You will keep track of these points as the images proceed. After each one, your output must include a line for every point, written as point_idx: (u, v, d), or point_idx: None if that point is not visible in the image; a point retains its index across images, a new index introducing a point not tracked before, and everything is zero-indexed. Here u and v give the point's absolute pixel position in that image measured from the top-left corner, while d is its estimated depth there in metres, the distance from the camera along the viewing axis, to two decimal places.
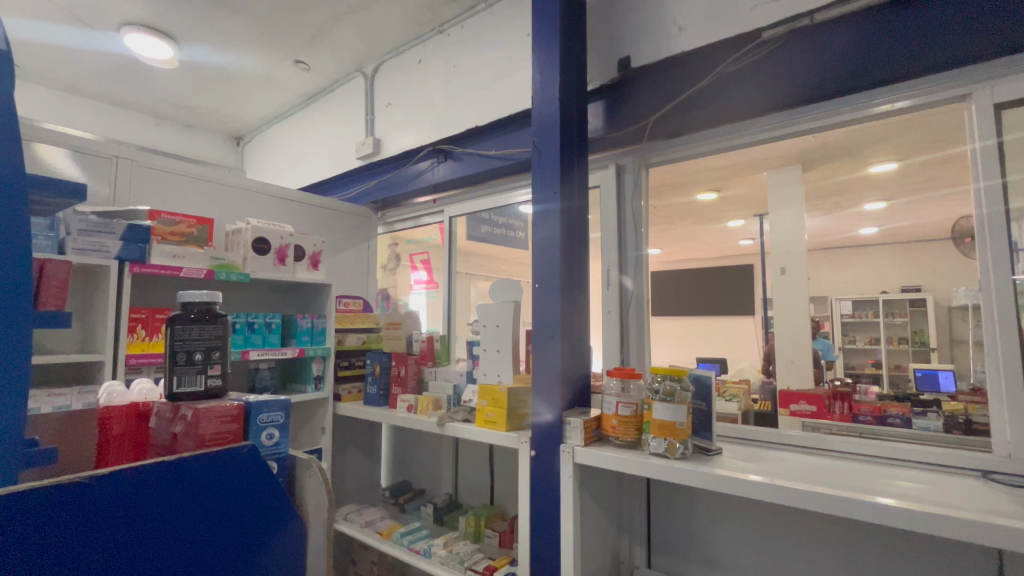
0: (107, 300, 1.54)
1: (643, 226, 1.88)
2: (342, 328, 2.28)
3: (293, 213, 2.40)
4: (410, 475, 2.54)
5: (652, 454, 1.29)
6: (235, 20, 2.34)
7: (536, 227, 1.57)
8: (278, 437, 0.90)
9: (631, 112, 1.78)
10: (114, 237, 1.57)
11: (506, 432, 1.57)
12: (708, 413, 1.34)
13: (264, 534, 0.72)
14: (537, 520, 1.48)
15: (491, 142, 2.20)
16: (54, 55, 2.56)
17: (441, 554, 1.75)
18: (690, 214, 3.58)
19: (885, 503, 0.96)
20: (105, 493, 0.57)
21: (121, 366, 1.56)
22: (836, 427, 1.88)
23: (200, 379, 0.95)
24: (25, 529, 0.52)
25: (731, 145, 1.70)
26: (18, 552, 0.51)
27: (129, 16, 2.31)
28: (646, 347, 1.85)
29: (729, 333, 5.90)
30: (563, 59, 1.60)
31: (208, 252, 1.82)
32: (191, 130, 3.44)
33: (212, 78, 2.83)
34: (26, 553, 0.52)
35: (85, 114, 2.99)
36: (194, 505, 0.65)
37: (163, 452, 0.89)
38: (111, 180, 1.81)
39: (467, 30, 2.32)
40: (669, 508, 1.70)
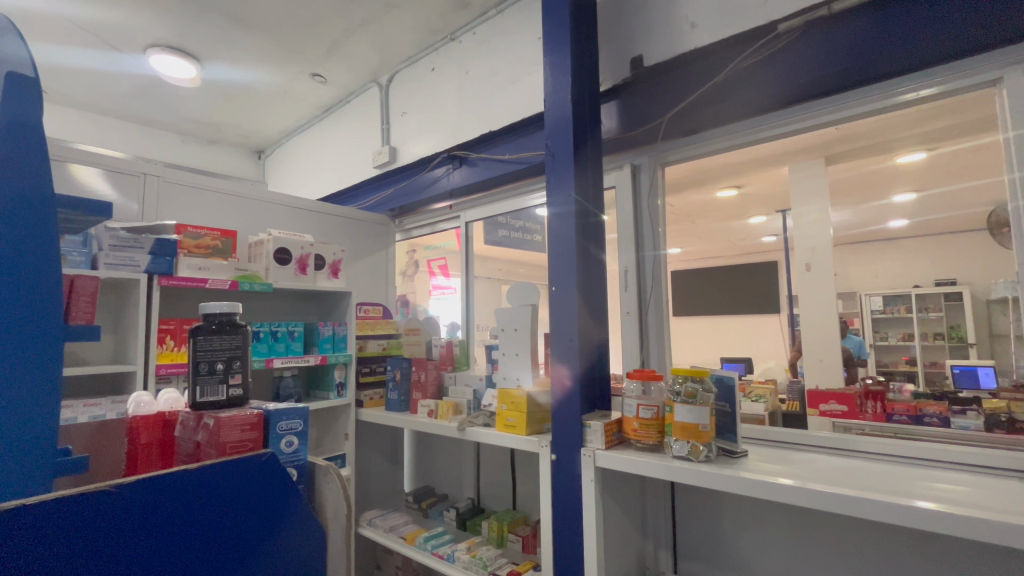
0: (138, 312, 1.60)
1: (661, 225, 1.86)
2: (363, 335, 2.31)
3: (314, 223, 2.45)
4: (432, 480, 2.55)
5: (676, 457, 1.27)
6: (254, 37, 2.41)
7: (551, 230, 1.56)
8: (297, 445, 0.91)
9: (645, 111, 1.76)
10: (143, 252, 1.62)
11: (526, 436, 1.57)
12: (732, 415, 1.32)
13: (278, 538, 0.72)
14: (560, 525, 1.47)
15: (504, 146, 2.21)
16: (85, 78, 2.67)
17: (464, 559, 1.75)
18: (710, 211, 3.52)
19: (924, 507, 0.92)
20: (123, 501, 0.58)
21: (151, 376, 1.62)
22: (870, 428, 1.82)
23: (222, 389, 0.97)
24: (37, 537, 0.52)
25: (749, 139, 1.67)
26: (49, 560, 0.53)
27: (154, 38, 2.40)
28: (667, 348, 1.82)
29: (753, 333, 5.76)
30: (574, 60, 1.59)
31: (232, 263, 1.87)
32: (215, 146, 3.55)
33: (233, 95, 2.91)
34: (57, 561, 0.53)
35: (115, 134, 3.12)
36: (209, 511, 0.66)
37: (188, 461, 0.91)
38: (139, 196, 1.88)
39: (478, 37, 2.34)
40: (695, 511, 1.67)
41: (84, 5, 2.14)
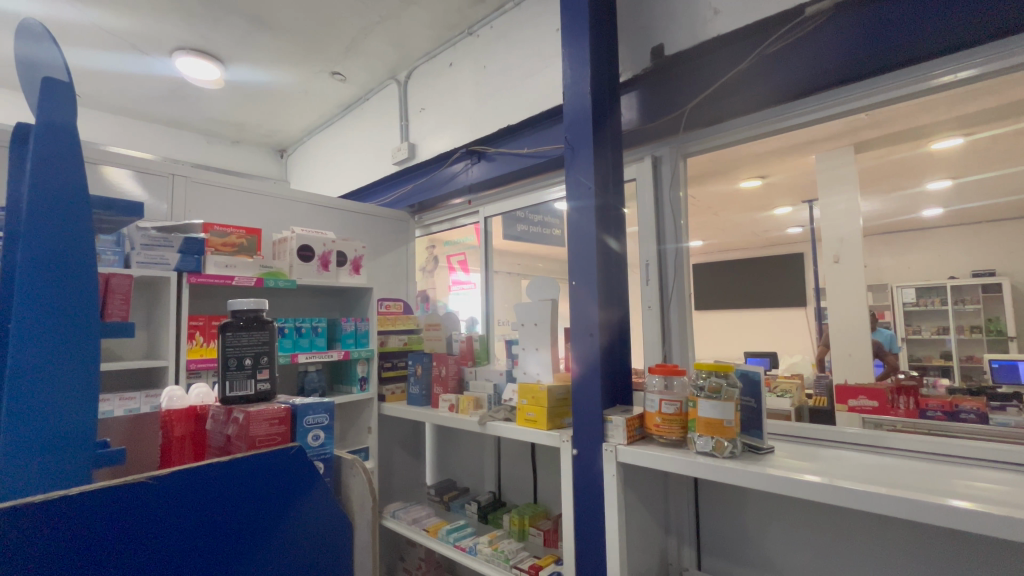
0: (169, 309, 1.65)
1: (683, 218, 1.82)
2: (385, 330, 2.34)
3: (336, 220, 2.49)
4: (454, 473, 2.58)
5: (699, 453, 1.25)
6: (275, 38, 2.44)
7: (571, 225, 1.55)
8: (323, 439, 0.93)
9: (667, 101, 1.73)
10: (172, 250, 1.67)
11: (547, 431, 1.57)
12: (758, 411, 1.29)
13: (299, 522, 0.74)
14: (581, 520, 1.47)
15: (523, 140, 2.19)
16: (115, 82, 2.76)
17: (486, 552, 1.77)
18: (734, 202, 3.44)
19: (957, 506, 0.89)
20: (157, 493, 0.60)
21: (183, 371, 1.67)
22: (898, 423, 1.61)
23: (249, 383, 1.00)
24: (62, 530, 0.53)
25: (775, 128, 1.62)
26: (89, 553, 0.55)
27: (180, 42, 2.46)
28: (689, 342, 1.79)
29: (778, 327, 5.63)
30: (593, 51, 1.57)
31: (257, 261, 1.91)
32: (239, 146, 3.63)
33: (256, 95, 2.97)
34: (95, 553, 0.55)
35: (145, 136, 3.22)
36: (229, 497, 0.66)
37: (219, 454, 0.94)
38: (168, 197, 1.94)
39: (496, 30, 2.32)
40: (719, 508, 1.64)
41: (113, 12, 2.21)
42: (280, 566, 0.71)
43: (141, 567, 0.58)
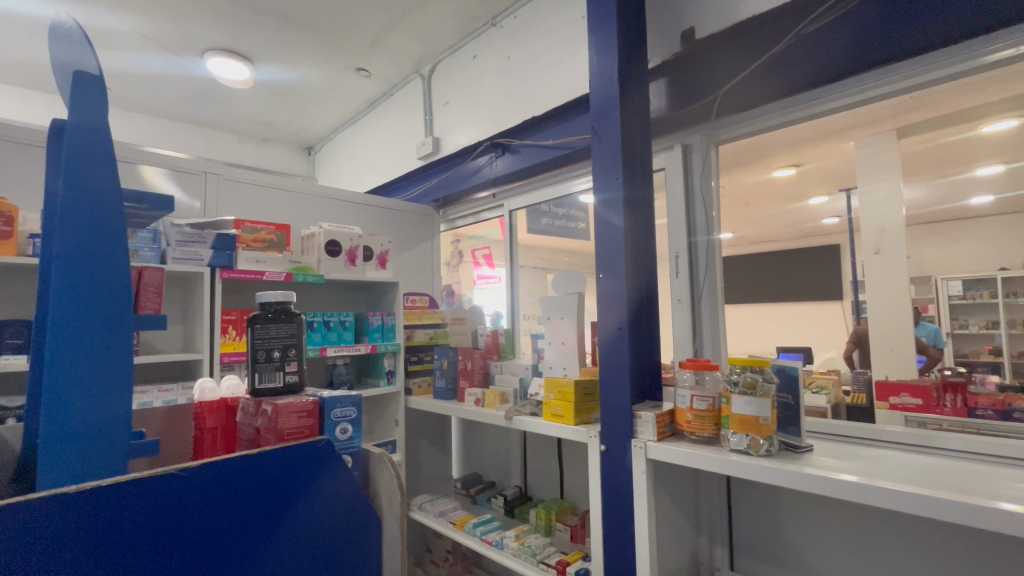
0: (203, 303, 1.70)
1: (715, 209, 1.76)
2: (411, 324, 2.36)
3: (363, 215, 2.51)
4: (480, 467, 2.59)
5: (733, 451, 1.20)
6: (302, 36, 2.47)
7: (598, 218, 1.51)
8: (351, 432, 0.94)
9: (697, 87, 1.66)
10: (206, 246, 1.72)
11: (574, 426, 1.54)
12: (796, 407, 1.24)
13: (315, 503, 0.73)
14: (609, 517, 1.44)
15: (548, 131, 2.16)
16: (150, 84, 2.85)
17: (513, 547, 1.76)
18: (767, 192, 3.32)
19: (1008, 509, 0.83)
20: (188, 485, 0.61)
21: (217, 363, 1.72)
22: (945, 422, 1.50)
23: (278, 375, 1.01)
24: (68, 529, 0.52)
25: (811, 113, 1.55)
26: (122, 545, 0.55)
27: (211, 43, 2.52)
28: (722, 337, 1.74)
29: (812, 322, 5.37)
30: (621, 37, 1.52)
31: (287, 256, 1.94)
32: (268, 144, 3.71)
33: (283, 94, 3.02)
34: (128, 545, 0.56)
35: (180, 136, 3.33)
36: (241, 484, 0.65)
37: (250, 446, 0.95)
38: (201, 194, 1.99)
39: (520, 20, 2.29)
40: (754, 507, 1.59)
41: (149, 15, 2.28)
42: (299, 549, 0.70)
43: (171, 559, 0.59)
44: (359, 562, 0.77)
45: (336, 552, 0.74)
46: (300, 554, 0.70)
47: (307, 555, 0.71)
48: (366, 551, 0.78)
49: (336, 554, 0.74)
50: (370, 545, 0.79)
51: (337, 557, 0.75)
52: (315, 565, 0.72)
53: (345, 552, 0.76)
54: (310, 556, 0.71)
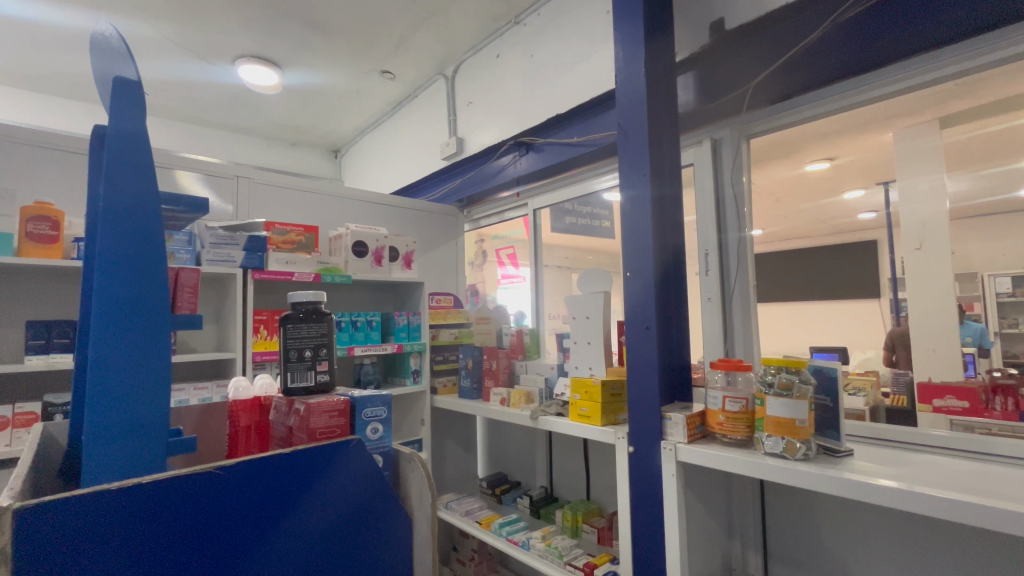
0: (236, 304, 1.74)
1: (746, 205, 1.71)
2: (436, 324, 2.37)
3: (389, 216, 2.54)
4: (505, 466, 2.58)
5: (767, 455, 1.16)
6: (328, 40, 2.51)
7: (625, 215, 1.49)
8: (381, 432, 0.93)
9: (729, 80, 1.62)
10: (238, 248, 1.76)
11: (601, 427, 1.52)
12: (835, 410, 1.19)
13: (335, 496, 0.72)
14: (638, 520, 1.41)
15: (573, 128, 2.14)
16: (185, 91, 2.94)
17: (540, 547, 1.75)
18: (799, 187, 3.20)
19: None
20: (223, 483, 0.62)
21: (249, 362, 1.76)
22: (995, 426, 1.42)
23: (309, 375, 1.02)
24: (81, 526, 0.52)
25: (851, 103, 1.48)
26: (157, 539, 0.56)
27: (242, 50, 2.59)
28: (755, 336, 1.68)
29: (846, 320, 5.04)
30: (648, 30, 1.49)
31: (315, 257, 1.98)
32: (296, 147, 3.80)
33: (310, 98, 3.08)
34: (163, 539, 0.57)
35: (212, 142, 3.44)
36: (247, 475, 0.64)
37: (282, 444, 0.97)
38: (233, 198, 2.05)
39: (543, 18, 2.27)
40: (790, 512, 1.53)
41: (183, 25, 2.35)
42: (312, 536, 0.69)
43: (202, 553, 0.59)
44: (377, 548, 0.76)
45: (351, 537, 0.73)
46: (313, 541, 0.69)
47: (320, 542, 0.70)
48: (385, 537, 0.77)
49: (351, 539, 0.73)
50: (390, 530, 0.78)
51: (353, 543, 0.73)
52: (330, 550, 0.71)
53: (362, 538, 0.75)
54: (324, 543, 0.71)
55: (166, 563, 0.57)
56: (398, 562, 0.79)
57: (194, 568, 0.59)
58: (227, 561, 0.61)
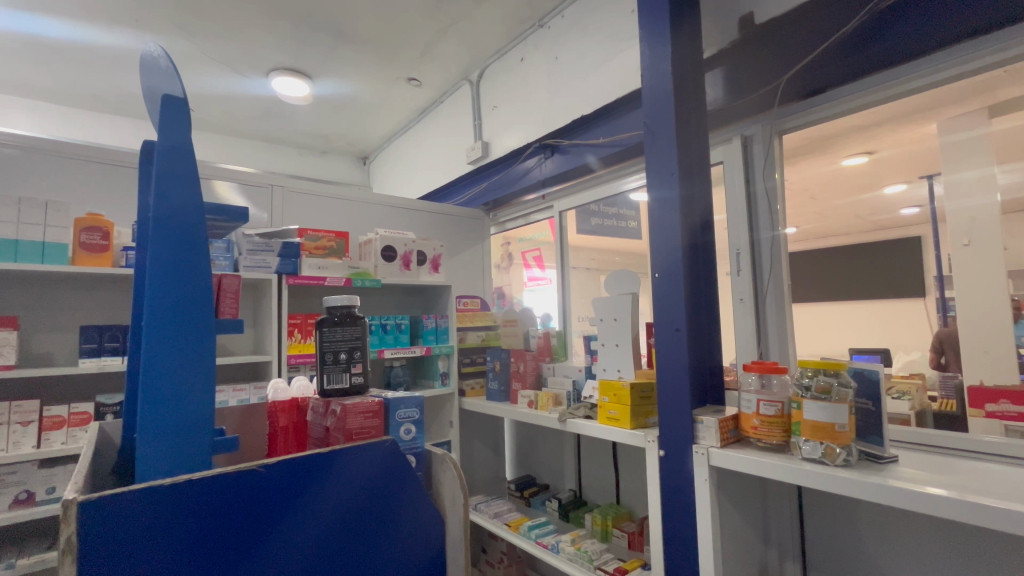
0: (272, 309, 1.81)
1: (779, 202, 1.66)
2: (463, 326, 2.39)
3: (416, 221, 2.58)
4: (533, 469, 2.58)
5: (805, 460, 1.13)
6: (357, 50, 2.58)
7: (652, 216, 1.47)
8: (414, 432, 0.96)
9: (759, 74, 1.57)
10: (273, 254, 1.83)
11: (630, 430, 1.50)
12: (877, 414, 1.14)
13: (369, 495, 0.74)
14: (669, 525, 1.39)
15: (598, 130, 2.13)
16: (223, 104, 3.07)
17: (569, 551, 1.74)
18: (835, 183, 3.08)
19: None
20: (265, 480, 0.64)
21: (284, 365, 1.82)
22: None
23: (345, 376, 1.05)
24: (137, 519, 0.55)
25: (889, 95, 1.43)
26: (205, 532, 0.59)
27: (275, 63, 2.68)
28: (790, 338, 1.63)
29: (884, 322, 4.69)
30: (674, 27, 1.47)
31: (346, 262, 2.03)
32: (327, 155, 3.91)
33: (340, 107, 3.16)
34: (209, 532, 0.60)
35: (248, 152, 3.57)
36: (254, 467, 0.63)
37: (319, 444, 0.99)
38: (268, 206, 2.13)
39: (568, 19, 2.27)
40: (830, 520, 1.47)
41: (221, 40, 2.45)
42: (326, 523, 0.69)
43: (245, 546, 0.62)
44: (395, 530, 0.76)
45: (366, 521, 0.73)
46: (329, 528, 0.69)
47: (335, 529, 0.70)
48: (403, 519, 0.77)
49: (366, 522, 0.73)
50: (408, 512, 0.77)
51: (373, 528, 0.74)
52: (345, 536, 0.71)
53: (378, 521, 0.74)
54: (345, 531, 0.71)
55: (212, 557, 0.60)
56: (419, 544, 0.78)
57: (230, 561, 0.61)
58: (244, 550, 0.62)
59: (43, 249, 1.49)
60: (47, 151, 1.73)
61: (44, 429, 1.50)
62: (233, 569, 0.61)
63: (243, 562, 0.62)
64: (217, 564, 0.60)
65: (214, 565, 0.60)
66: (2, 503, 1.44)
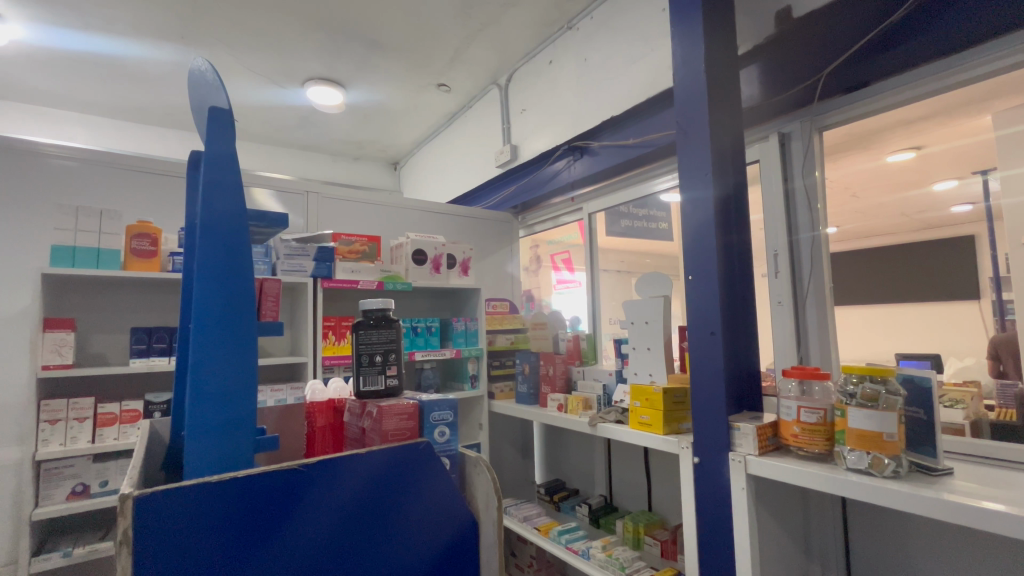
0: (307, 312, 1.86)
1: (819, 201, 1.60)
2: (492, 329, 2.40)
3: (445, 224, 2.60)
4: (563, 473, 2.55)
5: (850, 471, 1.07)
6: (388, 58, 2.63)
7: (685, 217, 1.45)
8: (449, 435, 0.94)
9: (797, 69, 1.52)
10: (309, 258, 1.88)
11: (663, 436, 1.47)
12: (930, 423, 1.08)
13: (403, 496, 0.74)
14: (704, 534, 1.35)
15: (627, 130, 2.11)
16: (262, 114, 3.19)
17: (600, 558, 1.71)
18: (880, 180, 2.93)
19: None
20: (305, 479, 0.66)
21: (319, 366, 1.86)
22: None
23: (380, 378, 1.06)
24: (186, 515, 0.57)
25: (938, 87, 1.36)
26: (248, 528, 0.61)
27: (310, 73, 2.77)
28: (832, 342, 1.57)
29: None
30: (708, 24, 1.44)
31: (378, 266, 2.07)
32: (359, 162, 4.01)
33: (371, 114, 3.24)
34: (253, 529, 0.61)
35: (284, 160, 3.70)
36: (293, 466, 0.65)
37: (356, 445, 1.01)
38: (304, 212, 2.19)
39: (597, 20, 2.25)
40: (878, 533, 1.40)
41: (261, 52, 2.55)
42: (334, 520, 0.68)
43: (286, 545, 0.64)
44: (404, 528, 0.74)
45: (375, 518, 0.72)
46: (367, 529, 0.71)
47: (363, 528, 0.70)
48: (427, 519, 0.76)
49: (390, 521, 0.73)
50: (415, 508, 0.75)
51: (409, 531, 0.74)
52: (379, 538, 0.72)
53: (390, 520, 0.73)
54: (380, 532, 0.72)
55: (255, 554, 0.61)
56: (428, 542, 0.76)
57: (272, 558, 0.63)
58: (282, 548, 0.64)
59: (98, 255, 1.58)
60: (102, 162, 1.84)
61: (98, 425, 1.59)
62: (246, 567, 0.61)
63: (285, 561, 0.64)
64: (223, 564, 0.59)
65: (253, 562, 0.61)
66: (60, 494, 1.53)
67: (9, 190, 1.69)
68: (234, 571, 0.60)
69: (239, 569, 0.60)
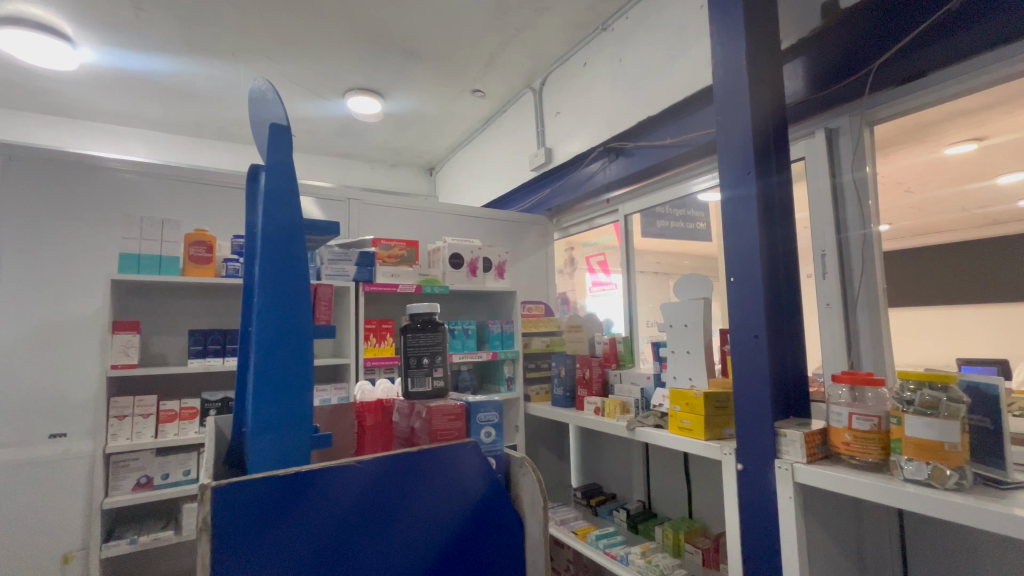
0: (349, 315, 1.92)
1: (871, 197, 1.53)
2: (528, 331, 2.42)
3: (480, 228, 2.64)
4: (600, 478, 2.53)
5: (908, 482, 1.02)
6: (424, 66, 2.69)
7: (726, 217, 1.41)
8: (495, 435, 0.97)
9: (844, 61, 1.46)
10: (351, 263, 1.95)
11: (705, 441, 1.44)
12: (998, 433, 1.01)
13: (451, 493, 0.76)
14: (749, 543, 1.31)
15: (664, 129, 2.08)
16: (304, 125, 3.32)
17: (639, 563, 1.69)
18: (938, 175, 2.76)
19: None
20: (361, 475, 0.69)
21: (361, 367, 1.93)
22: None
23: (427, 380, 1.09)
24: (255, 504, 0.62)
25: (1001, 76, 1.28)
26: (310, 520, 0.65)
27: (350, 84, 2.86)
28: (886, 345, 1.49)
29: None
30: (749, 20, 1.40)
31: (416, 270, 2.12)
32: (395, 168, 4.11)
33: (408, 121, 3.32)
34: (314, 520, 0.65)
35: (325, 168, 3.84)
36: (351, 463, 0.69)
37: (404, 444, 1.04)
38: (345, 219, 2.27)
39: (632, 20, 2.23)
40: (939, 548, 1.33)
41: (305, 64, 2.65)
42: (387, 515, 0.71)
43: (343, 537, 0.67)
44: (452, 525, 0.76)
45: (425, 515, 0.74)
46: (417, 525, 0.73)
47: (414, 522, 0.73)
48: (474, 517, 0.78)
49: (439, 518, 0.75)
50: (443, 504, 0.75)
51: (457, 528, 0.76)
52: (428, 534, 0.74)
53: (439, 517, 0.75)
54: (430, 528, 0.74)
55: (316, 544, 0.65)
56: (473, 539, 0.77)
57: (331, 550, 0.66)
58: (341, 540, 0.67)
59: (160, 261, 1.70)
60: (162, 175, 1.96)
61: (161, 421, 1.69)
62: (308, 556, 0.64)
63: (342, 551, 0.67)
64: (277, 553, 0.62)
65: (313, 551, 0.65)
66: (127, 485, 1.64)
67: (82, 202, 1.83)
68: (297, 560, 0.64)
69: (291, 559, 0.63)
